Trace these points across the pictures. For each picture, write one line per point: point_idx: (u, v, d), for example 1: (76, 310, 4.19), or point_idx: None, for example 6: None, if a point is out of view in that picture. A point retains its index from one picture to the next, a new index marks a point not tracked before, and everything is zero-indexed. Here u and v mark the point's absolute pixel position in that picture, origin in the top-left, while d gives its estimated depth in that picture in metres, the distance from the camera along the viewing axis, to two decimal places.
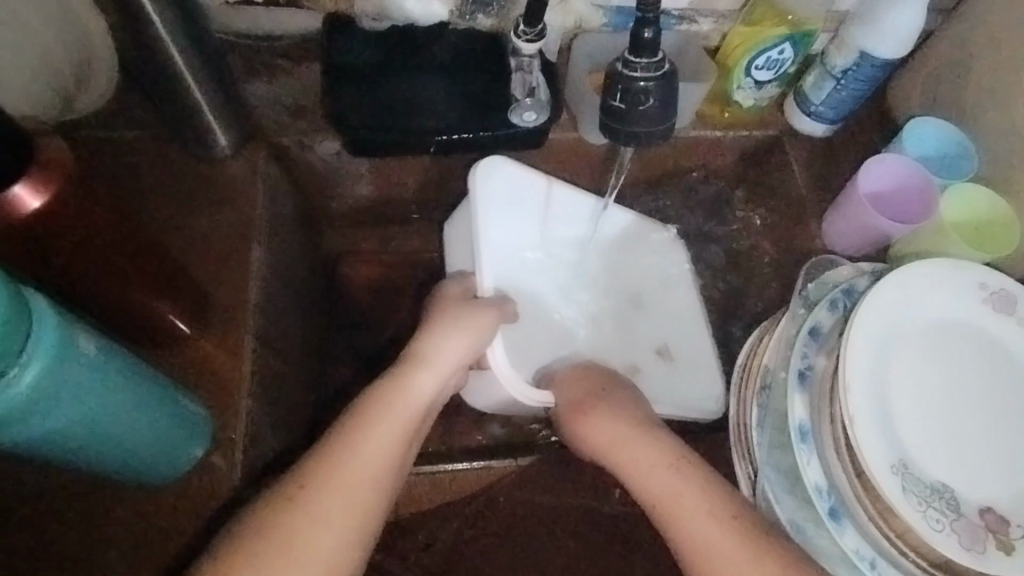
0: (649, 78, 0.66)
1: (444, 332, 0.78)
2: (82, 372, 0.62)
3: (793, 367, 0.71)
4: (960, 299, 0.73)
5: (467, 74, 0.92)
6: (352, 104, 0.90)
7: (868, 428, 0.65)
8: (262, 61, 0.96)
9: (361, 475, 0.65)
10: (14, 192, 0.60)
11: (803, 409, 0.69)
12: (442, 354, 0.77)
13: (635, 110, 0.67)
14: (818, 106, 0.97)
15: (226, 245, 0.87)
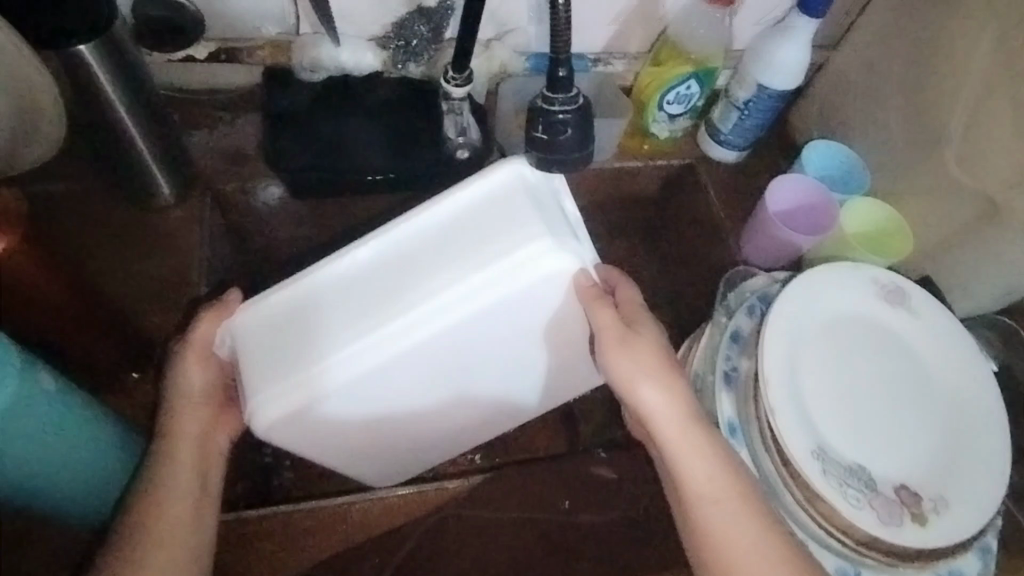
0: (566, 112, 0.71)
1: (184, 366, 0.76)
2: (34, 411, 0.63)
3: (718, 370, 0.76)
4: (851, 304, 0.77)
5: (402, 116, 0.98)
6: (293, 147, 0.95)
7: (790, 420, 0.69)
8: (204, 114, 1.00)
9: (182, 480, 0.72)
10: None
11: (731, 408, 0.74)
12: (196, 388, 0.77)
13: (556, 140, 0.70)
14: (727, 135, 1.07)
15: (170, 291, 0.89)
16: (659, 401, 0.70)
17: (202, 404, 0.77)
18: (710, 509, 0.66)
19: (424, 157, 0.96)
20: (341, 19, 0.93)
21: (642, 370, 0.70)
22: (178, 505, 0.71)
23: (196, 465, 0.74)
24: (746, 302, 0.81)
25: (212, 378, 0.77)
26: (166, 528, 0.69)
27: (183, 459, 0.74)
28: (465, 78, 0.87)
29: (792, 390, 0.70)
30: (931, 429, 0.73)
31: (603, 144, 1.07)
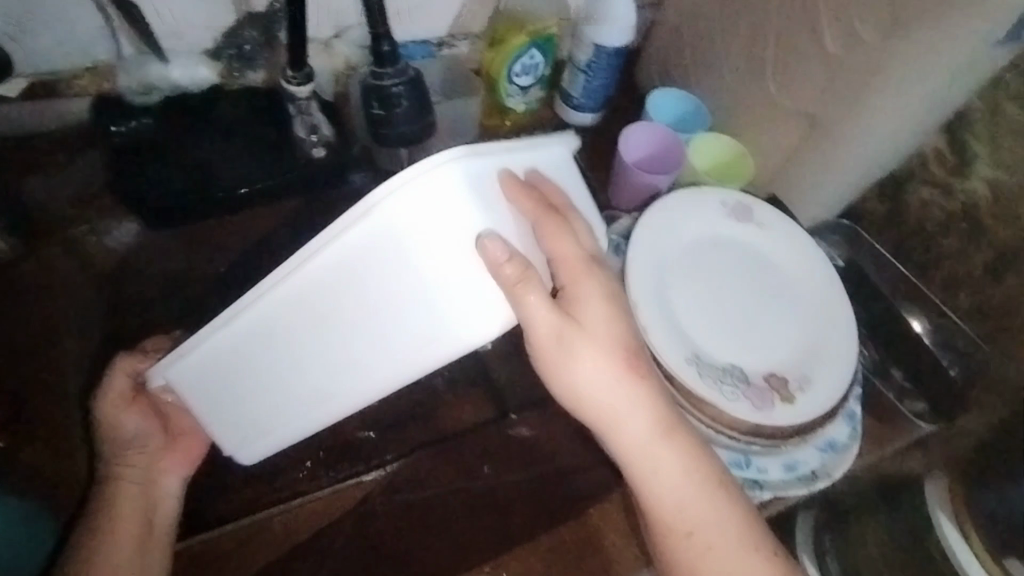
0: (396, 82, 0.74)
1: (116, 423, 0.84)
2: None
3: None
4: (706, 220, 0.84)
5: (251, 127, 0.95)
6: (139, 176, 0.90)
7: (664, 335, 0.75)
8: (36, 160, 0.94)
9: (116, 518, 0.78)
10: None
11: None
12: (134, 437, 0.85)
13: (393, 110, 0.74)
14: (579, 99, 1.12)
15: None
16: (597, 368, 0.67)
17: (140, 449, 0.85)
18: (650, 473, 0.68)
19: (284, 164, 0.95)
20: (165, 36, 0.90)
21: (575, 348, 0.67)
22: (121, 545, 0.75)
23: (140, 505, 0.80)
24: (613, 242, 0.86)
25: (152, 425, 0.86)
26: (108, 554, 0.75)
27: (133, 500, 0.80)
28: (305, 77, 0.88)
29: (661, 309, 0.76)
30: (789, 315, 0.82)
31: (459, 124, 1.13)
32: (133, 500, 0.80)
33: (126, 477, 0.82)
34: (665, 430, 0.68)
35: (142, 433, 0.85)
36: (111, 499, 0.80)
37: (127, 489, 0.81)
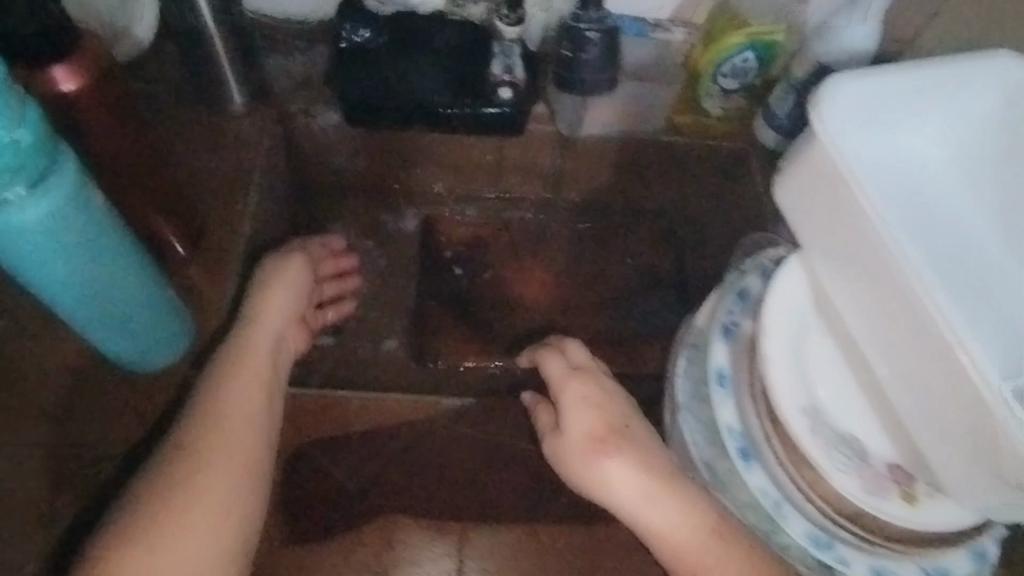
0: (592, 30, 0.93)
1: (218, 385, 0.74)
2: (68, 229, 0.63)
3: (717, 321, 0.74)
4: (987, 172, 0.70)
5: (453, 59, 1.01)
6: (352, 72, 1.02)
7: (781, 371, 0.68)
8: (280, 37, 1.07)
9: (209, 495, 0.66)
10: (56, 73, 0.67)
11: (724, 360, 0.72)
12: (239, 397, 0.74)
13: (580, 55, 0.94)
14: (782, 120, 1.04)
15: (224, 188, 0.97)
16: (582, 419, 0.73)
17: (255, 389, 0.76)
18: (614, 464, 0.70)
19: (463, 97, 1.01)
20: None
21: (591, 403, 0.74)
22: (214, 494, 0.66)
23: (241, 462, 0.69)
24: (760, 268, 0.79)
25: (257, 399, 0.75)
26: (189, 494, 0.66)
27: (236, 434, 0.71)
28: (518, 20, 0.91)
29: (789, 346, 0.69)
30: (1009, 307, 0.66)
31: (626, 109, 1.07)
32: (223, 470, 0.68)
33: (224, 392, 0.74)
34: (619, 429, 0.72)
35: (239, 397, 0.74)
36: (189, 451, 0.68)
37: (222, 414, 0.72)
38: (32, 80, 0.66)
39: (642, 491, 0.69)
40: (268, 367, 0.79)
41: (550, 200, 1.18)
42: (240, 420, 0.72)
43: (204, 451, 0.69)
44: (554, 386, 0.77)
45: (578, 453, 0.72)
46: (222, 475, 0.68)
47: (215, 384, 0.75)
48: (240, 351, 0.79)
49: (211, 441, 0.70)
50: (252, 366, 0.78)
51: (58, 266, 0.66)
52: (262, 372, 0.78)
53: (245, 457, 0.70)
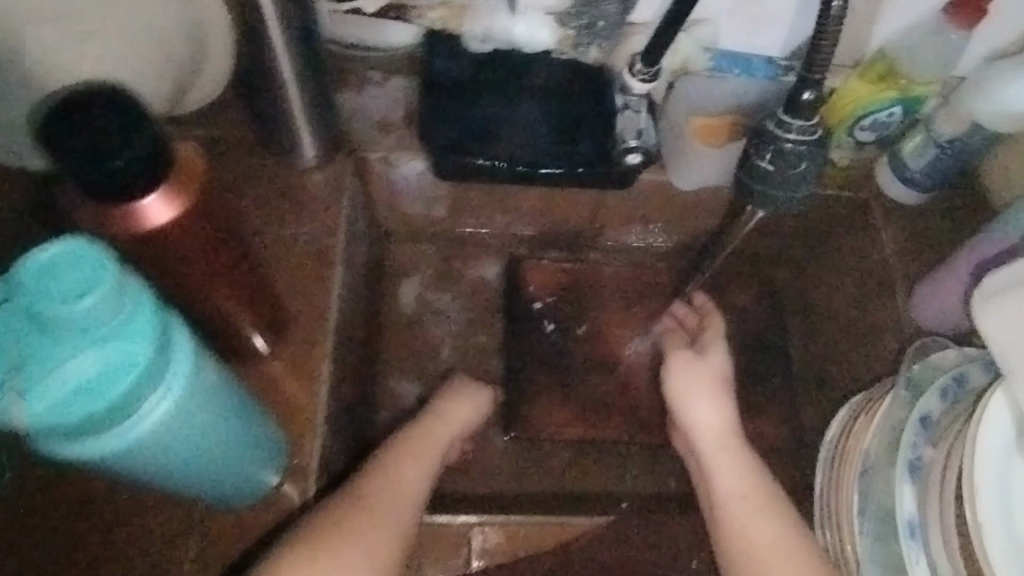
0: (800, 144, 0.68)
1: (392, 464, 0.74)
2: (192, 409, 0.58)
3: (901, 457, 0.68)
4: None
5: (557, 104, 0.90)
6: (443, 121, 0.89)
7: (993, 536, 0.60)
8: (355, 71, 0.93)
9: (353, 541, 0.66)
10: (146, 205, 0.57)
11: (912, 504, 0.67)
12: (404, 476, 0.73)
13: (785, 172, 0.68)
14: (915, 173, 0.93)
15: (305, 262, 0.85)
16: (710, 418, 0.78)
17: (419, 465, 0.76)
18: (717, 463, 0.75)
19: (576, 154, 0.89)
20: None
21: (701, 391, 0.80)
22: (356, 552, 0.65)
23: (353, 572, 0.64)
24: (940, 386, 0.72)
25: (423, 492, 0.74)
26: (341, 542, 0.65)
27: (395, 492, 0.71)
28: (652, 75, 0.80)
29: (1000, 496, 0.61)
30: None
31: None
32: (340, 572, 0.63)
33: (370, 506, 0.69)
34: (734, 450, 0.76)
35: (414, 474, 0.74)
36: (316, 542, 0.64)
37: (350, 523, 0.66)
38: (115, 209, 0.56)
39: (743, 497, 0.72)
40: (420, 494, 0.74)
41: (650, 249, 1.08)
42: (368, 538, 0.66)
43: (362, 489, 0.70)
44: (678, 393, 0.81)
45: (712, 443, 0.77)
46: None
47: (367, 483, 0.71)
48: (401, 462, 0.74)
49: (341, 551, 0.64)
50: (426, 458, 0.77)
51: (185, 447, 0.60)
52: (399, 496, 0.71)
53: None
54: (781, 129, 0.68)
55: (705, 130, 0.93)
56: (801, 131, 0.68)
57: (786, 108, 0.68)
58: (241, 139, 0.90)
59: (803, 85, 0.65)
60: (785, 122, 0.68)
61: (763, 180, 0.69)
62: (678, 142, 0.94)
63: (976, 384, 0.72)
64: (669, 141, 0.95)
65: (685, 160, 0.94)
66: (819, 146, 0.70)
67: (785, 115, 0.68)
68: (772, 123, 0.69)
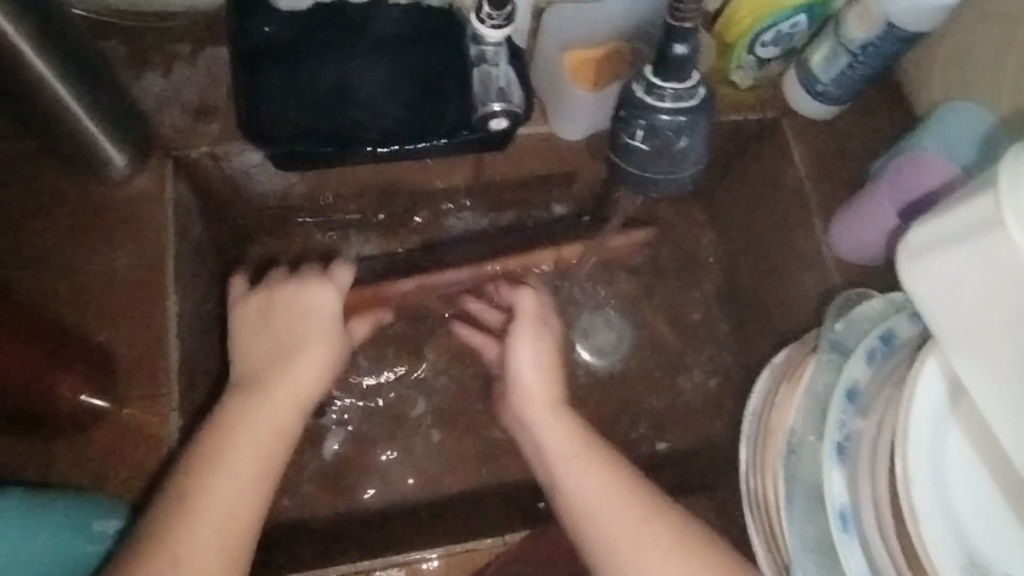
0: (673, 112, 0.62)
1: (228, 430, 0.60)
2: None
3: (827, 438, 0.61)
4: None
5: (400, 59, 0.76)
6: (267, 99, 0.74)
7: (932, 527, 0.54)
8: (155, 48, 0.77)
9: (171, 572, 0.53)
10: None
11: (843, 488, 0.60)
12: (236, 454, 0.58)
13: (660, 147, 0.63)
14: (826, 86, 0.81)
15: (131, 297, 0.73)
16: (521, 366, 0.70)
17: (252, 462, 0.58)
18: (570, 470, 0.62)
19: (434, 122, 0.75)
20: None
21: (527, 330, 0.71)
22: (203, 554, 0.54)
23: (217, 541, 0.55)
24: (866, 346, 0.64)
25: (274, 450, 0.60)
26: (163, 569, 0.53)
27: (218, 486, 0.57)
28: (505, 21, 0.67)
29: (933, 474, 0.54)
30: None
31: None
32: (204, 540, 0.54)
33: (268, 391, 0.63)
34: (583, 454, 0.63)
35: (246, 454, 0.59)
36: (161, 555, 0.53)
37: (238, 415, 0.60)
38: None
39: (572, 462, 0.63)
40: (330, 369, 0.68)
41: (549, 207, 0.96)
42: (257, 432, 0.60)
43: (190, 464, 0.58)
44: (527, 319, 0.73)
45: (524, 403, 0.68)
46: (219, 485, 0.57)
47: (262, 365, 0.65)
48: (293, 360, 0.65)
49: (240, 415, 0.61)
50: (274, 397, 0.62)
51: None
52: (293, 415, 0.62)
53: (248, 474, 0.58)
54: (652, 97, 0.62)
55: (580, 68, 0.80)
56: (675, 96, 0.62)
57: (657, 68, 0.61)
58: (25, 153, 0.74)
59: (673, 41, 0.58)
60: (655, 89, 0.62)
61: (637, 159, 0.65)
62: (553, 85, 0.80)
63: (904, 339, 0.64)
64: (544, 84, 0.81)
65: (563, 105, 0.80)
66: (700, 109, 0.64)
67: (655, 79, 0.61)
68: (642, 90, 0.62)
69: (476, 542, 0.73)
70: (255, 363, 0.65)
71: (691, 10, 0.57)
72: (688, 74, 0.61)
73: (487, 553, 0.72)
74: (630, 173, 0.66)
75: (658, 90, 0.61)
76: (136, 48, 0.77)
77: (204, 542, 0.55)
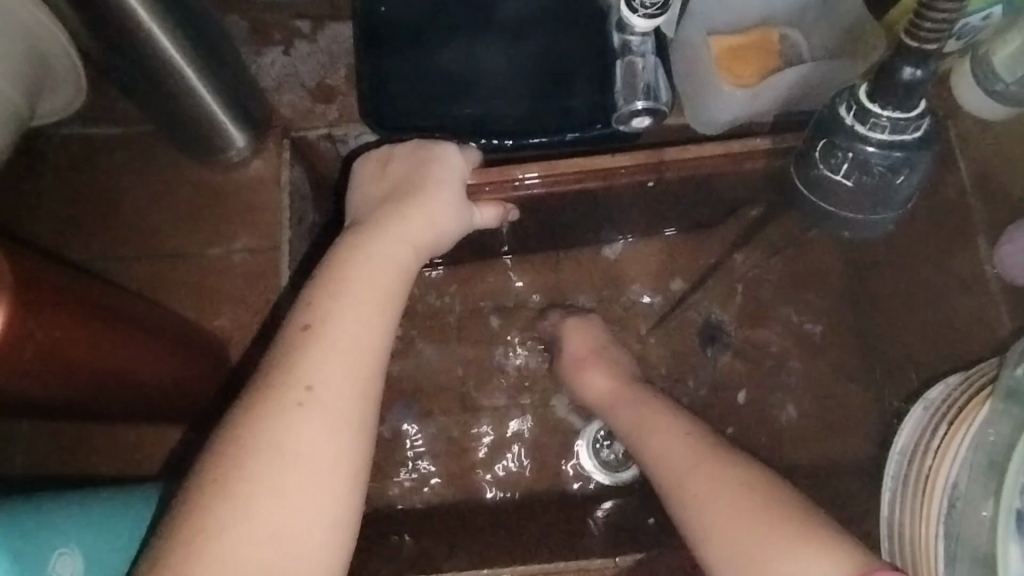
0: (881, 145, 0.59)
1: (327, 304, 0.53)
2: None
3: (1005, 502, 0.54)
4: None
5: (533, 44, 0.72)
6: (390, 82, 0.70)
7: None
8: (276, 25, 0.74)
9: (276, 457, 0.47)
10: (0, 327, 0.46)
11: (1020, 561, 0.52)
12: (340, 330, 0.52)
13: (861, 180, 0.62)
14: (1008, 84, 0.72)
15: (247, 285, 0.71)
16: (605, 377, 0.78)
17: (357, 342, 0.52)
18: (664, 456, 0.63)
19: (568, 114, 0.70)
20: None
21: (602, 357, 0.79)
22: (312, 441, 0.48)
23: (347, 362, 0.51)
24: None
25: (380, 328, 0.54)
26: (269, 452, 0.47)
27: (322, 366, 0.50)
28: (659, 10, 0.64)
29: None
30: None
31: (786, 99, 0.72)
32: (330, 360, 0.50)
33: (385, 230, 0.59)
34: (716, 450, 0.59)
35: (352, 330, 0.52)
36: (293, 376, 0.50)
37: (355, 247, 0.57)
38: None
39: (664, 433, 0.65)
40: (426, 247, 0.61)
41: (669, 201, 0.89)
42: (376, 262, 0.57)
43: (288, 339, 0.52)
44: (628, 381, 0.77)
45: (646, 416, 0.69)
46: (341, 315, 0.53)
47: (360, 238, 0.59)
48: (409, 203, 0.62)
49: (338, 290, 0.54)
50: (375, 273, 0.56)
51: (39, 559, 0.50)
52: (407, 252, 0.59)
53: (369, 308, 0.54)
54: (864, 125, 0.59)
55: (730, 58, 0.73)
56: (893, 127, 0.58)
57: (874, 92, 0.57)
58: (143, 132, 0.72)
59: (902, 63, 0.54)
60: (870, 115, 0.58)
61: (832, 193, 0.64)
62: (697, 74, 0.72)
63: None
64: (686, 74, 0.74)
65: (705, 97, 0.73)
66: (920, 144, 0.60)
67: (867, 104, 0.58)
68: (853, 118, 0.59)
69: (584, 561, 0.70)
70: (367, 210, 0.63)
71: (935, 31, 0.51)
72: (913, 102, 0.56)
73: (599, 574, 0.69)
74: (824, 208, 0.66)
75: (874, 120, 0.58)
76: (257, 24, 0.74)
77: (332, 357, 0.51)
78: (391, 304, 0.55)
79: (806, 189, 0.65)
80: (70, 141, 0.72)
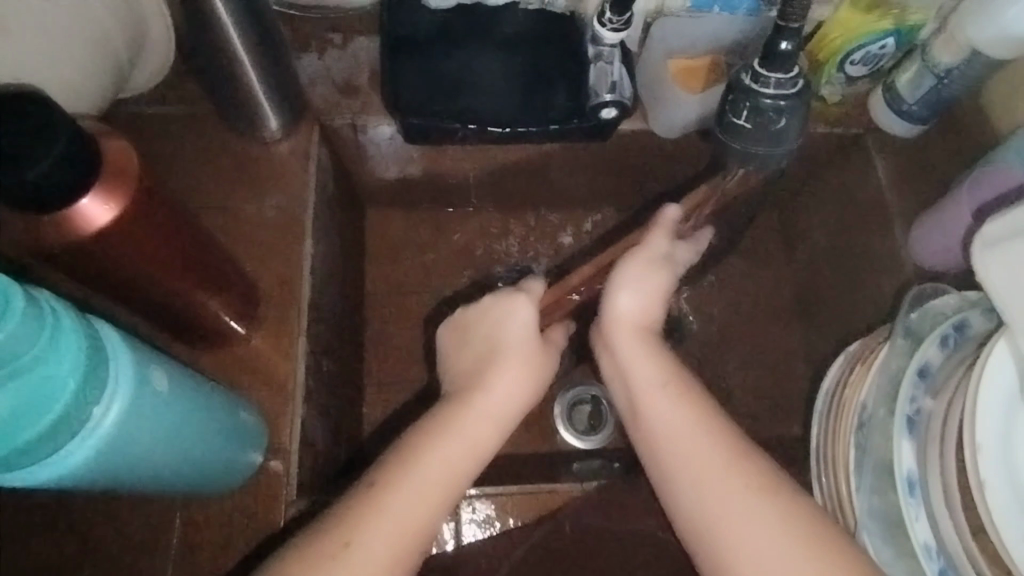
0: (776, 96, 0.73)
1: (399, 471, 0.61)
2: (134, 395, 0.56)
3: (897, 412, 0.66)
4: None
5: (525, 57, 0.88)
6: (405, 83, 0.86)
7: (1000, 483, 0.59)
8: (315, 35, 0.90)
9: None
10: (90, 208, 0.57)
11: (910, 456, 0.65)
12: (397, 501, 0.59)
13: (762, 127, 0.75)
14: (912, 105, 0.87)
15: (277, 241, 0.84)
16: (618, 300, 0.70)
17: (399, 534, 0.59)
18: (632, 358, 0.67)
19: (552, 110, 0.86)
20: None
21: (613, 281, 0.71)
22: None
23: (394, 539, 0.58)
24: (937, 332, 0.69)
25: (433, 504, 0.61)
26: None
27: (369, 536, 0.58)
28: (624, 25, 0.80)
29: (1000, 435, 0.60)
30: None
31: None
32: (375, 532, 0.58)
33: (475, 396, 0.66)
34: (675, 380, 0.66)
35: (405, 505, 0.59)
36: (339, 533, 0.58)
37: (444, 418, 0.64)
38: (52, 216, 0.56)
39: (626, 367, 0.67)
40: (506, 425, 0.67)
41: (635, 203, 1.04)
42: (452, 440, 0.63)
43: (357, 489, 0.61)
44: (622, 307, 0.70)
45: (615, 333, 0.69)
46: (399, 484, 0.60)
47: (449, 407, 0.66)
48: (497, 370, 0.68)
49: (410, 463, 0.61)
50: (453, 447, 0.63)
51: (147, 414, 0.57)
52: (491, 432, 0.65)
53: (438, 481, 0.61)
54: (759, 84, 0.74)
55: (684, 73, 0.89)
56: (780, 83, 0.73)
57: (765, 61, 0.73)
58: (198, 114, 0.87)
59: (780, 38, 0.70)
60: (762, 77, 0.73)
61: (738, 136, 0.77)
62: (657, 85, 0.88)
63: (976, 331, 0.70)
64: (649, 86, 0.90)
65: (663, 103, 0.89)
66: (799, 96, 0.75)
67: (762, 70, 0.73)
68: (750, 78, 0.74)
69: (556, 484, 0.86)
70: (461, 371, 0.70)
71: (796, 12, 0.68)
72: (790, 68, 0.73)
73: (564, 494, 0.84)
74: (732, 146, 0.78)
75: (763, 79, 0.73)
76: (299, 34, 0.90)
77: (381, 529, 0.58)
78: (456, 486, 0.62)
79: (718, 131, 0.78)
80: (138, 116, 0.87)
